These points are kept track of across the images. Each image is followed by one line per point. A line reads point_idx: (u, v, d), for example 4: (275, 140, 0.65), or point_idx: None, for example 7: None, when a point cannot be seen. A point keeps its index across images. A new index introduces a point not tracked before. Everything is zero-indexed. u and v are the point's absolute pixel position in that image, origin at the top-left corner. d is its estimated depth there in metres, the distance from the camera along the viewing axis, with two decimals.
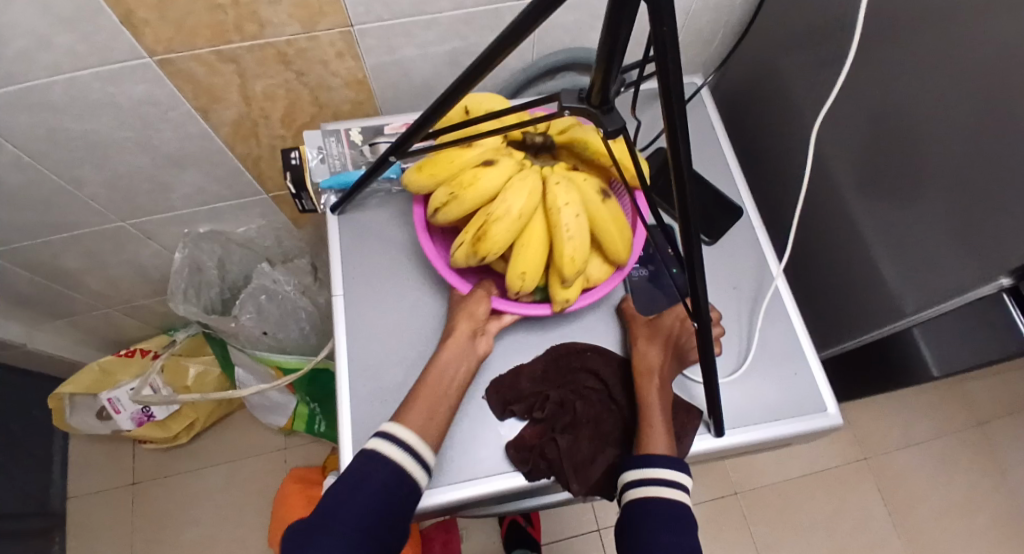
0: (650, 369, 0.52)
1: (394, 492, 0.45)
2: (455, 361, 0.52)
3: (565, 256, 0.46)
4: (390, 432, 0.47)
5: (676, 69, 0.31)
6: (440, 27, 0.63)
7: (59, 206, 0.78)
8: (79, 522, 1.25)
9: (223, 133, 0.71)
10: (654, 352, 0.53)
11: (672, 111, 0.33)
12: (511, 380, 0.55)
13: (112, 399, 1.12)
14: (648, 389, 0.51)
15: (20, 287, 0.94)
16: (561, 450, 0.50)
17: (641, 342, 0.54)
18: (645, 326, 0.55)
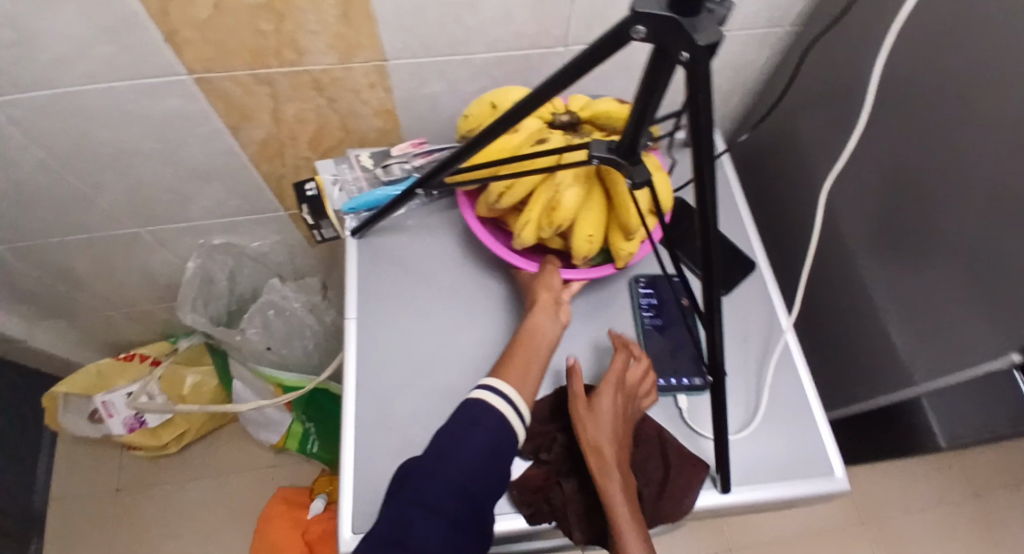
0: (607, 468, 0.47)
1: (499, 441, 0.44)
2: (543, 326, 0.53)
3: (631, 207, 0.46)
4: (493, 385, 0.47)
5: (709, 130, 0.32)
6: (472, 67, 0.65)
7: (77, 208, 0.78)
8: (53, 529, 1.21)
9: (250, 151, 0.73)
10: (603, 438, 0.48)
11: (703, 171, 0.34)
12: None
13: (106, 403, 1.11)
14: (612, 482, 0.46)
15: (26, 281, 0.94)
16: (568, 495, 0.50)
17: (587, 430, 0.48)
18: (585, 407, 0.50)
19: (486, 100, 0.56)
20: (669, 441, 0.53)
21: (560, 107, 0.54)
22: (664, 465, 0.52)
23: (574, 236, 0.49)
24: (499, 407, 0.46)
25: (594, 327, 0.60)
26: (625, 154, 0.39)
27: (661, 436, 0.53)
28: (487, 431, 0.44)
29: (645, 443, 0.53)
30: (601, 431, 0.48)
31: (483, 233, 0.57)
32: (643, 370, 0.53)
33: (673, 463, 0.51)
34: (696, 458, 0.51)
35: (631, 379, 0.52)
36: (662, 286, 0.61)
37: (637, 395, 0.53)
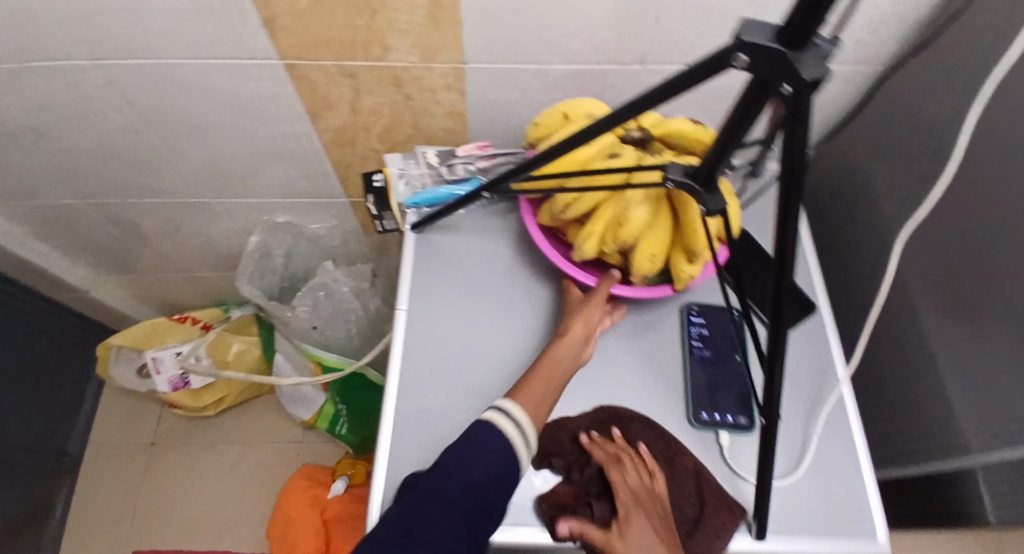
0: None
1: (504, 465, 0.45)
2: (563, 356, 0.53)
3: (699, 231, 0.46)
4: (505, 407, 0.47)
5: (800, 168, 0.31)
6: (548, 78, 0.65)
7: (158, 172, 0.83)
8: (89, 471, 1.29)
9: (323, 137, 0.76)
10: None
11: (787, 212, 0.32)
12: (553, 429, 0.54)
13: (156, 358, 1.17)
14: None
15: (101, 234, 1.01)
16: (597, 517, 0.49)
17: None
18: (621, 542, 0.44)
19: (558, 109, 0.55)
20: (706, 478, 0.52)
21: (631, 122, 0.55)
22: (699, 501, 0.51)
23: (636, 254, 0.49)
24: (509, 435, 0.46)
25: (640, 351, 0.59)
26: (703, 180, 0.38)
27: (698, 471, 0.52)
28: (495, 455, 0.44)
29: (682, 478, 0.52)
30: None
31: (544, 243, 0.58)
32: (636, 470, 0.50)
33: (709, 501, 0.50)
34: (733, 501, 0.51)
35: (636, 486, 0.49)
36: (714, 318, 0.60)
37: (653, 493, 0.49)
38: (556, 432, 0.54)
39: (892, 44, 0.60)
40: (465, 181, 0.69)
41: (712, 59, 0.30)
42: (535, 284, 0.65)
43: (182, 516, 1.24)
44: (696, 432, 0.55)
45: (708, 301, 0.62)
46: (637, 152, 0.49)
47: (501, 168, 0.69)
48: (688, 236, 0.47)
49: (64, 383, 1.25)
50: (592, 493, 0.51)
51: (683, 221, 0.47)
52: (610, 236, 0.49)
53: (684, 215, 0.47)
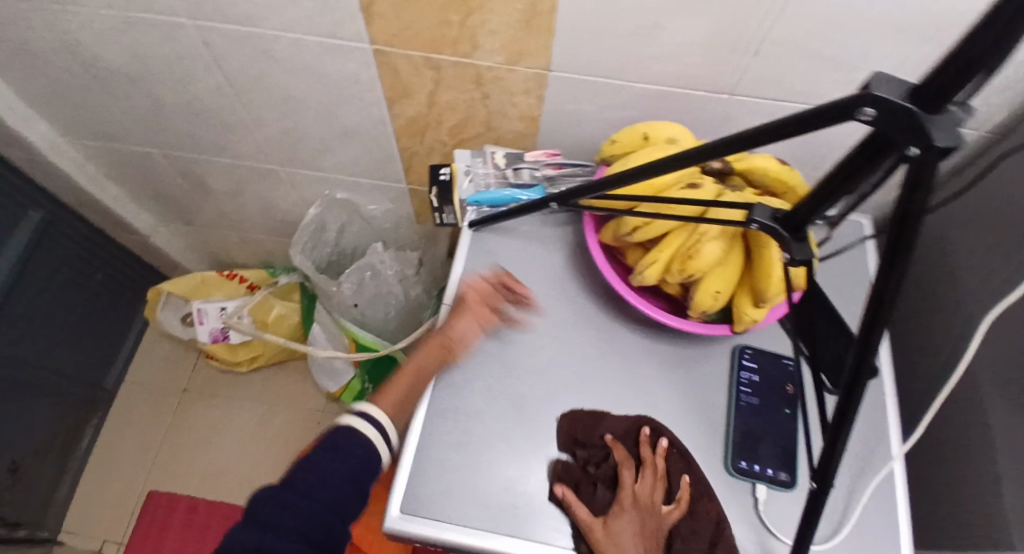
0: None
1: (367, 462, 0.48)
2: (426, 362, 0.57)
3: (773, 276, 0.45)
4: (363, 410, 0.51)
5: (909, 235, 0.29)
6: (629, 95, 0.64)
7: (234, 135, 0.86)
8: (123, 406, 1.35)
9: (396, 124, 0.77)
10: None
11: (888, 277, 0.31)
12: (594, 417, 0.56)
13: (200, 310, 1.21)
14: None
15: (170, 185, 1.05)
16: (597, 500, 0.51)
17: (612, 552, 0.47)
18: (603, 531, 0.48)
19: (639, 130, 0.54)
20: (725, 537, 0.50)
21: None
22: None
23: (699, 288, 0.48)
24: (368, 435, 0.49)
25: (686, 388, 0.58)
26: (792, 229, 0.38)
27: (719, 527, 0.50)
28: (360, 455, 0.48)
29: (702, 526, 0.50)
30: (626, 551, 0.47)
31: (603, 263, 0.57)
32: (652, 482, 0.51)
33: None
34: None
35: (642, 494, 0.51)
36: (768, 366, 0.59)
37: (659, 507, 0.50)
38: (594, 422, 0.56)
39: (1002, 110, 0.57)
40: (530, 188, 0.68)
41: (833, 109, 0.29)
42: (586, 300, 0.64)
43: (202, 464, 1.29)
44: (732, 480, 0.54)
45: (764, 348, 0.60)
46: (716, 185, 0.48)
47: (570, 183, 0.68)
48: (757, 277, 0.46)
49: (113, 319, 1.31)
50: (602, 479, 0.52)
51: (756, 262, 0.46)
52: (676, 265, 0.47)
53: (758, 257, 0.46)
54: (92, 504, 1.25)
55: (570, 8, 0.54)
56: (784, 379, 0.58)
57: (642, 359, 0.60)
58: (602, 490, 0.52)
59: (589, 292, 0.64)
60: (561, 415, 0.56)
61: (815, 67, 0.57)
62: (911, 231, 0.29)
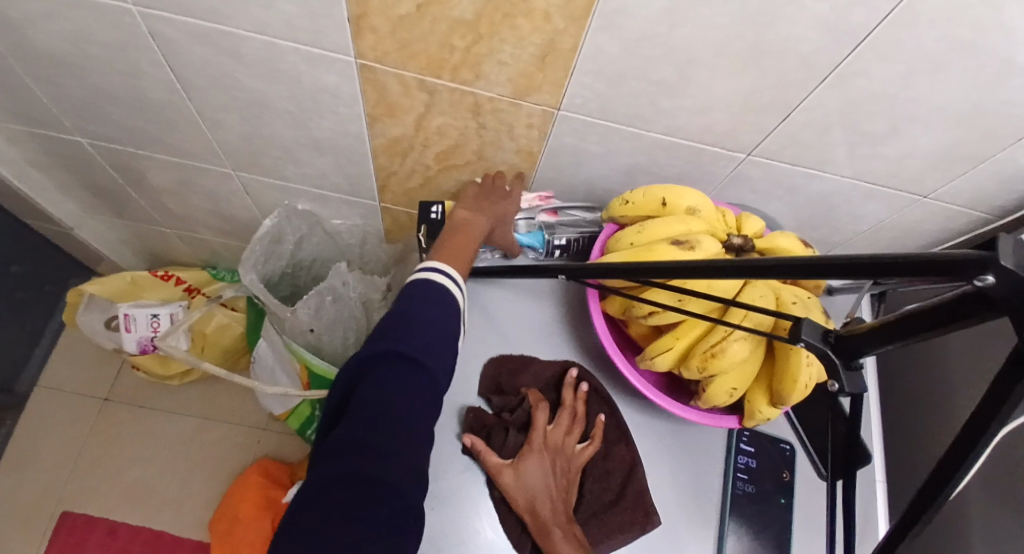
0: (534, 506, 0.48)
1: (444, 329, 0.49)
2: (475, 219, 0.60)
3: (798, 382, 0.40)
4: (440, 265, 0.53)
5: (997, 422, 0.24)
6: (639, 143, 0.59)
7: (183, 132, 0.75)
8: (33, 413, 1.19)
9: (377, 143, 0.69)
10: (538, 502, 0.48)
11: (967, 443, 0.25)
12: (518, 366, 0.56)
13: (128, 315, 1.06)
14: (558, 540, 0.46)
15: (100, 174, 0.91)
16: (507, 445, 0.50)
17: (518, 495, 0.48)
18: (511, 475, 0.48)
19: (658, 194, 0.50)
20: (635, 480, 0.52)
21: (730, 226, 0.50)
22: (618, 495, 0.51)
23: (714, 383, 0.44)
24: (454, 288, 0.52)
25: (680, 473, 0.54)
26: (845, 357, 0.33)
27: (632, 471, 0.52)
28: (438, 329, 0.48)
29: (613, 468, 0.52)
30: (534, 492, 0.48)
31: (604, 335, 0.51)
32: (566, 423, 0.52)
33: (626, 500, 0.51)
34: (650, 510, 0.50)
35: (553, 435, 0.51)
36: (765, 451, 0.56)
37: (570, 448, 0.52)
38: (520, 370, 0.56)
39: (1007, 192, 0.58)
40: (526, 233, 0.63)
41: (932, 267, 0.23)
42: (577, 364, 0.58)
43: (123, 484, 1.16)
44: None
45: (761, 429, 0.57)
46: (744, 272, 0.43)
47: (571, 232, 0.63)
48: (777, 377, 0.42)
49: (26, 318, 1.15)
50: (515, 423, 0.52)
51: (780, 362, 0.42)
52: (697, 360, 0.42)
53: (782, 358, 0.42)
54: None
55: (594, 50, 0.48)
56: (781, 466, 0.55)
57: (637, 438, 0.55)
58: (514, 433, 0.51)
59: (582, 353, 0.59)
60: (490, 358, 0.56)
61: (835, 136, 0.54)
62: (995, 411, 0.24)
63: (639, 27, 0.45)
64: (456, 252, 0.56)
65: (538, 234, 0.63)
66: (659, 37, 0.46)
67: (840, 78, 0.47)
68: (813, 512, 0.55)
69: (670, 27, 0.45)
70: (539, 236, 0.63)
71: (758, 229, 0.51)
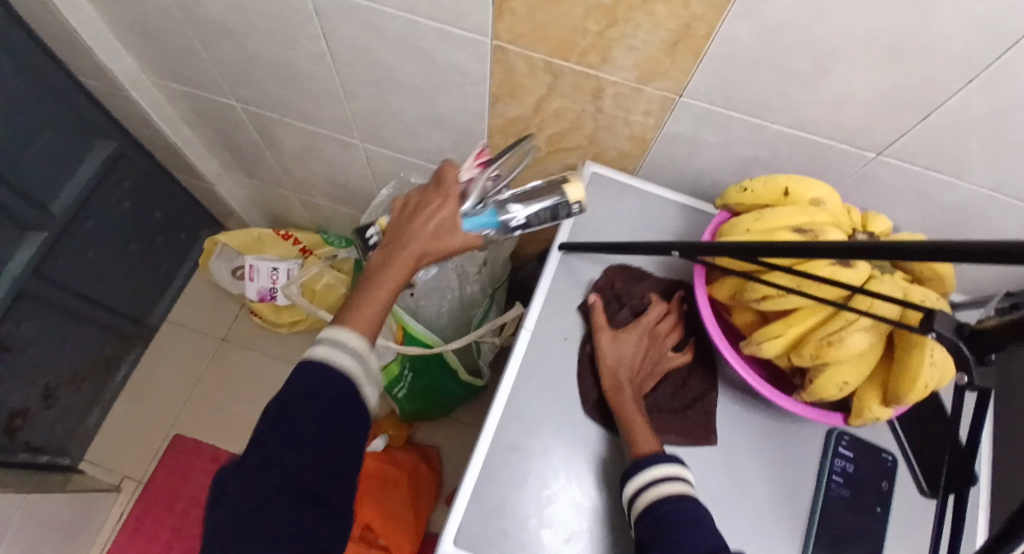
0: (618, 370, 0.53)
1: (339, 401, 0.44)
2: (399, 255, 0.51)
3: (918, 382, 0.39)
4: (338, 338, 0.46)
5: None
6: (760, 135, 0.59)
7: (321, 102, 0.83)
8: (162, 343, 1.36)
9: (495, 121, 0.73)
10: (622, 366, 0.53)
11: None
12: (636, 276, 0.61)
13: (252, 266, 1.21)
14: (626, 401, 0.51)
15: (245, 137, 1.03)
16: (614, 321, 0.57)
17: (608, 355, 0.53)
18: (609, 339, 0.54)
19: (780, 183, 0.50)
20: (705, 401, 0.55)
21: (856, 223, 0.49)
22: (687, 405, 0.55)
23: (824, 376, 0.43)
24: (350, 360, 0.46)
25: (772, 469, 0.53)
26: (977, 353, 0.33)
27: (705, 393, 0.55)
28: (326, 408, 0.44)
29: (692, 383, 0.56)
30: (622, 359, 0.54)
31: (708, 319, 0.51)
32: (670, 325, 0.57)
33: (692, 412, 0.54)
34: (711, 430, 0.54)
35: (658, 330, 0.56)
36: (865, 458, 0.54)
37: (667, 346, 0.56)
38: (638, 279, 0.61)
39: None
40: (478, 213, 0.52)
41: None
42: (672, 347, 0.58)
43: (229, 416, 1.30)
44: None
45: (863, 436, 0.55)
46: (869, 266, 0.43)
47: (534, 202, 0.53)
48: (896, 375, 0.41)
49: (167, 259, 1.32)
50: (625, 312, 0.58)
51: (900, 358, 0.41)
52: (811, 348, 0.42)
53: (903, 354, 0.41)
54: (119, 434, 1.28)
55: (728, 37, 0.49)
56: (881, 477, 0.53)
57: (728, 422, 0.55)
58: (626, 314, 0.57)
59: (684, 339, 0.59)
60: (609, 265, 0.62)
61: (981, 144, 0.51)
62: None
63: (780, 16, 0.45)
64: (363, 311, 0.48)
65: (494, 210, 0.53)
66: (800, 27, 0.46)
67: (995, 79, 0.45)
68: (911, 530, 0.52)
69: (813, 17, 0.44)
70: (496, 213, 0.52)
71: (885, 230, 0.49)
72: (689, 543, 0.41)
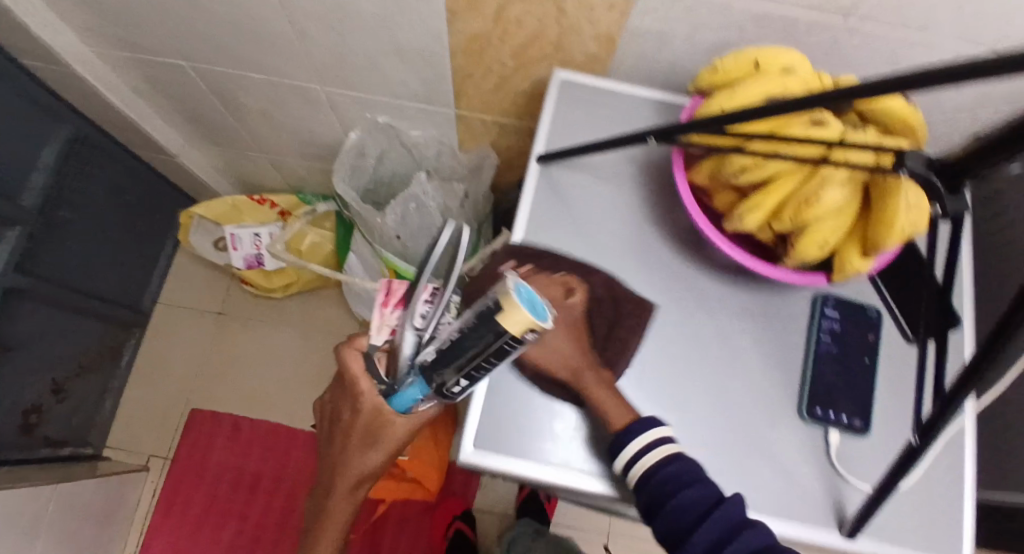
0: (578, 368, 0.51)
1: None
2: (342, 492, 0.57)
3: (893, 228, 0.41)
4: None
5: None
6: (727, 15, 0.57)
7: (275, 48, 0.79)
8: (161, 325, 1.37)
9: (456, 41, 0.70)
10: (568, 361, 0.52)
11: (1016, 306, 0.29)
12: (490, 275, 0.56)
13: (233, 235, 1.20)
14: (598, 390, 0.50)
15: (201, 99, 0.99)
16: None
17: (550, 361, 0.52)
18: (537, 349, 0.52)
19: (750, 57, 0.49)
20: (625, 296, 0.56)
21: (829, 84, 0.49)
22: (617, 312, 0.56)
23: (805, 239, 0.45)
24: None
25: (763, 338, 0.57)
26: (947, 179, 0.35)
27: (616, 292, 0.56)
28: None
29: (604, 299, 0.56)
30: (563, 355, 0.52)
31: (691, 206, 0.53)
32: (552, 284, 0.55)
33: (625, 314, 0.56)
34: (642, 302, 0.57)
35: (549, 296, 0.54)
36: (849, 317, 0.57)
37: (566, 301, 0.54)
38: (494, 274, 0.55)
39: None
40: (407, 387, 0.45)
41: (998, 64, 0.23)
42: (657, 241, 0.60)
43: (240, 385, 1.33)
44: (805, 426, 0.54)
45: (847, 297, 0.58)
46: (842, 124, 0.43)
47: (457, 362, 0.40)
48: (873, 226, 0.43)
49: (147, 242, 1.30)
50: None
51: (875, 210, 0.42)
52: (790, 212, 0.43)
53: (878, 206, 0.42)
54: (138, 419, 1.31)
55: None
56: (865, 331, 0.56)
57: (718, 302, 0.58)
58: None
59: (672, 232, 0.60)
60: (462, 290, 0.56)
61: None
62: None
63: None
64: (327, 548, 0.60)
65: (421, 380, 0.44)
66: None
67: None
68: (895, 376, 0.56)
69: None
70: (420, 384, 0.44)
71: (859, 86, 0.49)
72: (692, 504, 0.42)
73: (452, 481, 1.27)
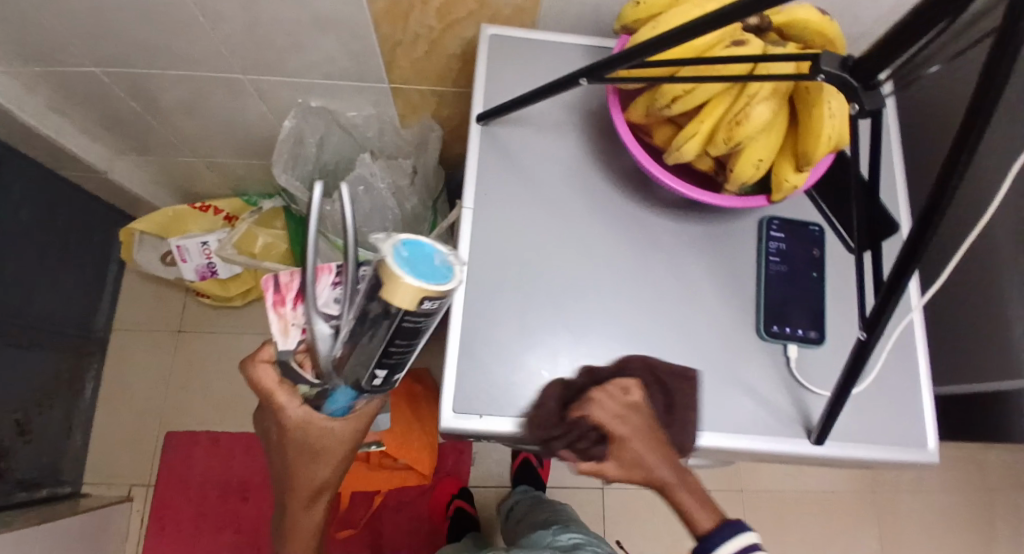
0: (665, 483, 0.46)
1: None
2: (300, 507, 0.58)
3: (820, 136, 0.42)
4: None
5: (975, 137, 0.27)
6: None
7: (187, 38, 0.75)
8: (119, 350, 1.31)
9: (377, 9, 0.66)
10: (653, 475, 0.46)
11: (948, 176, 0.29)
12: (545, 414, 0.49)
13: (180, 247, 1.15)
14: (686, 497, 0.46)
15: (119, 105, 0.93)
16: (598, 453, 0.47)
17: (637, 477, 0.46)
18: (617, 468, 0.46)
19: None
20: (670, 379, 0.51)
21: None
22: (668, 397, 0.51)
23: (740, 160, 0.46)
24: None
25: (715, 266, 0.58)
26: (863, 79, 0.36)
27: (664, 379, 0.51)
28: None
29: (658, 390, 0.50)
30: (649, 470, 0.46)
31: (630, 144, 0.52)
32: (614, 398, 0.47)
33: (676, 396, 0.51)
34: (685, 374, 0.52)
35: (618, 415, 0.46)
36: (794, 235, 0.59)
37: (636, 410, 0.47)
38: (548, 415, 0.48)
39: None
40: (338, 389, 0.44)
41: None
42: (605, 184, 0.60)
43: (214, 399, 1.30)
44: (766, 344, 0.56)
45: (789, 216, 0.60)
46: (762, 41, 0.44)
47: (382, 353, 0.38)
48: (803, 137, 0.44)
49: (88, 266, 1.23)
50: (588, 436, 0.47)
51: (804, 121, 0.43)
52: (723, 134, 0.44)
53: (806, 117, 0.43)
54: (111, 449, 1.26)
55: None
56: (810, 246, 0.58)
57: (668, 238, 0.59)
58: (588, 431, 0.47)
59: (617, 175, 0.61)
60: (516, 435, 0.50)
61: None
62: (991, 100, 0.26)
63: None
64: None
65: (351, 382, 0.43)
66: None
67: None
68: (842, 284, 0.59)
69: None
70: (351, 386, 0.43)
71: None
72: None
73: (444, 460, 1.27)
